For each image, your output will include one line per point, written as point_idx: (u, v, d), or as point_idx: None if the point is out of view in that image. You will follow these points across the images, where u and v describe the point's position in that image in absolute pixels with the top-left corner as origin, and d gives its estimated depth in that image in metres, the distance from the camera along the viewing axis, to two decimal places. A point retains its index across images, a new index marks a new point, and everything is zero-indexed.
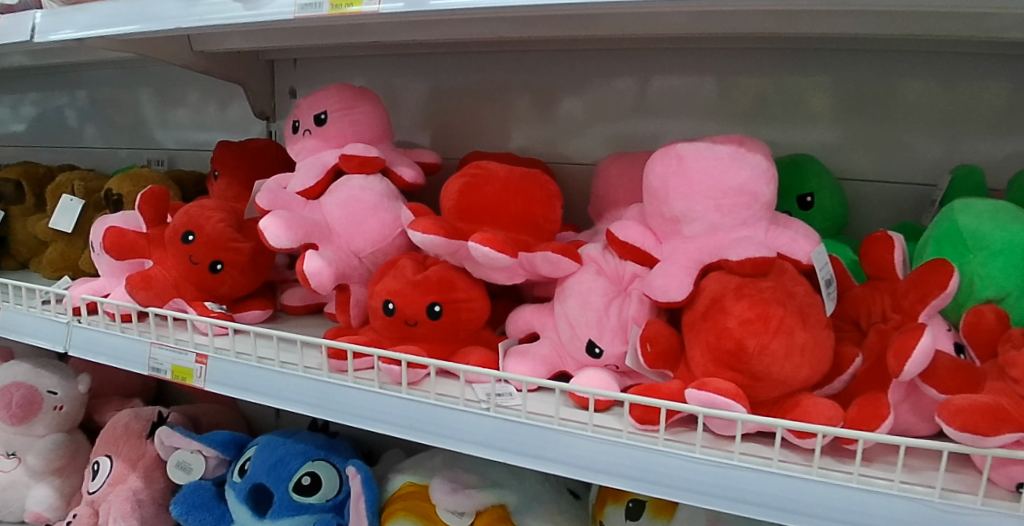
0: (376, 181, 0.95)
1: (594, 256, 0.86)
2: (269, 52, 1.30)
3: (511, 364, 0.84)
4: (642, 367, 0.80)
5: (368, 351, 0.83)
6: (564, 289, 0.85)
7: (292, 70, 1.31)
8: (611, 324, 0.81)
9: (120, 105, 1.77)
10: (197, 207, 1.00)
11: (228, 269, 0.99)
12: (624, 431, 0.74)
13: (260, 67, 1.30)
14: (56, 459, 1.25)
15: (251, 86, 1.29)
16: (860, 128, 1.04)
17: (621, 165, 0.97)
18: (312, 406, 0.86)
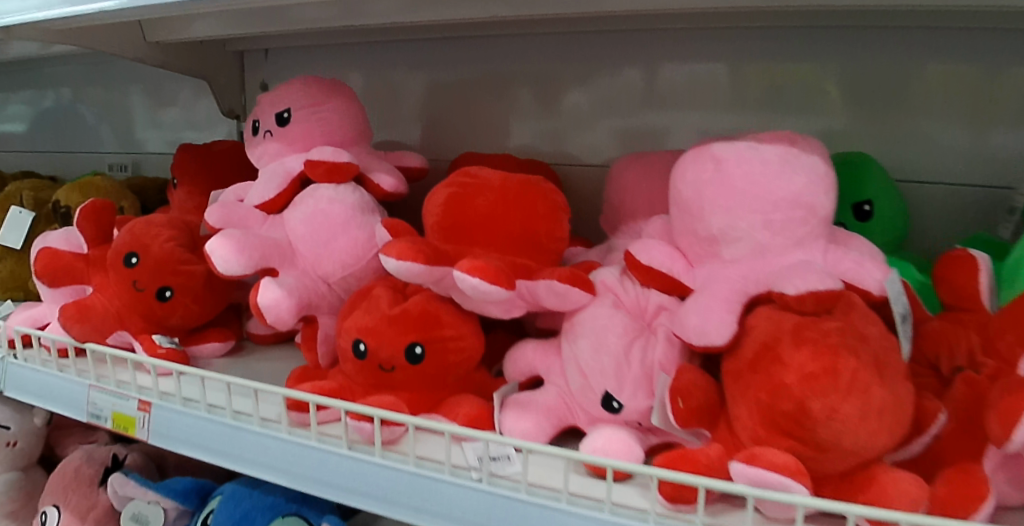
0: (348, 191, 0.79)
1: (611, 285, 0.70)
2: (237, 42, 1.15)
3: (509, 419, 0.68)
4: (671, 426, 0.64)
5: (333, 405, 0.68)
6: (573, 325, 0.69)
7: (264, 62, 1.16)
8: (633, 372, 0.65)
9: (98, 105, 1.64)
10: (143, 223, 0.83)
11: (180, 296, 0.82)
12: (651, 515, 0.58)
13: (227, 60, 1.15)
14: (9, 503, 1.02)
15: (218, 81, 1.14)
16: (878, 128, 0.87)
17: (639, 168, 0.80)
18: (270, 468, 0.71)
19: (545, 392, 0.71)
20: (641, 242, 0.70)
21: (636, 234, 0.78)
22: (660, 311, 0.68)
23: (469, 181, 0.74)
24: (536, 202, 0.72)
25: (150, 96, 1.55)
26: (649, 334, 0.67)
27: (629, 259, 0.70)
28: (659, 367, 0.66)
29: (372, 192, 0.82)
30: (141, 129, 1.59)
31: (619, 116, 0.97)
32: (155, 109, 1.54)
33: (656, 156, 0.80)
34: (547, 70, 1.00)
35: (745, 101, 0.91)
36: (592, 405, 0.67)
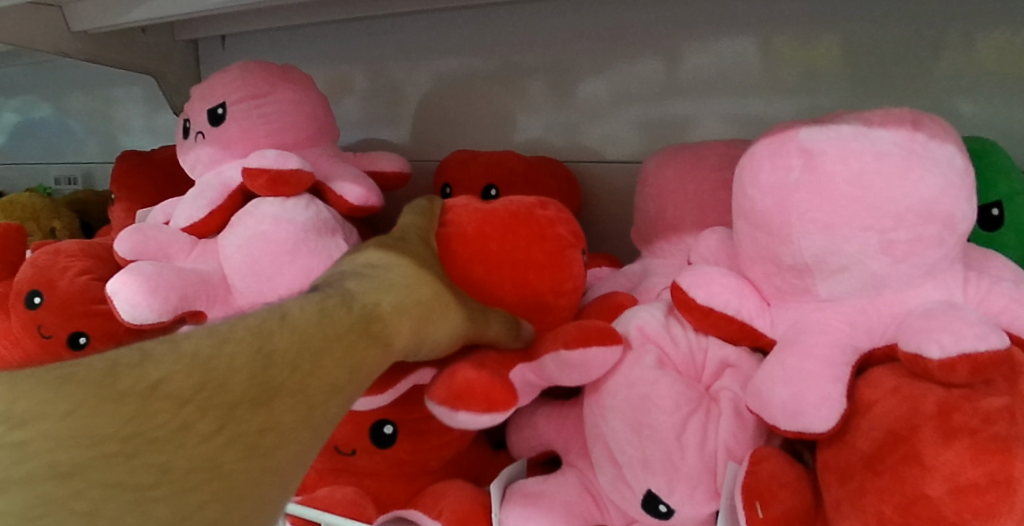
0: (298, 206, 0.60)
1: (652, 335, 0.49)
2: (188, 31, 0.97)
3: (510, 521, 0.49)
4: None
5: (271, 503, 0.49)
6: (599, 390, 0.49)
7: (220, 52, 0.99)
8: (689, 462, 0.45)
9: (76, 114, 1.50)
10: (52, 252, 0.66)
11: (97, 344, 0.63)
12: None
13: (180, 50, 0.98)
14: None
15: (174, 77, 0.97)
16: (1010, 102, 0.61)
17: (680, 164, 0.60)
18: None
19: (561, 478, 0.51)
20: (693, 270, 0.50)
21: (682, 255, 0.58)
22: (723, 369, 0.48)
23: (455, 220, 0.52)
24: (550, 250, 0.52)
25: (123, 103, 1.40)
26: (707, 406, 0.47)
27: (675, 294, 0.50)
28: (723, 454, 0.46)
29: (336, 207, 0.64)
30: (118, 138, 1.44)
31: (643, 104, 0.76)
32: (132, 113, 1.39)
33: (703, 150, 0.59)
34: (554, 50, 0.80)
35: (807, 77, 0.68)
36: (628, 504, 0.47)
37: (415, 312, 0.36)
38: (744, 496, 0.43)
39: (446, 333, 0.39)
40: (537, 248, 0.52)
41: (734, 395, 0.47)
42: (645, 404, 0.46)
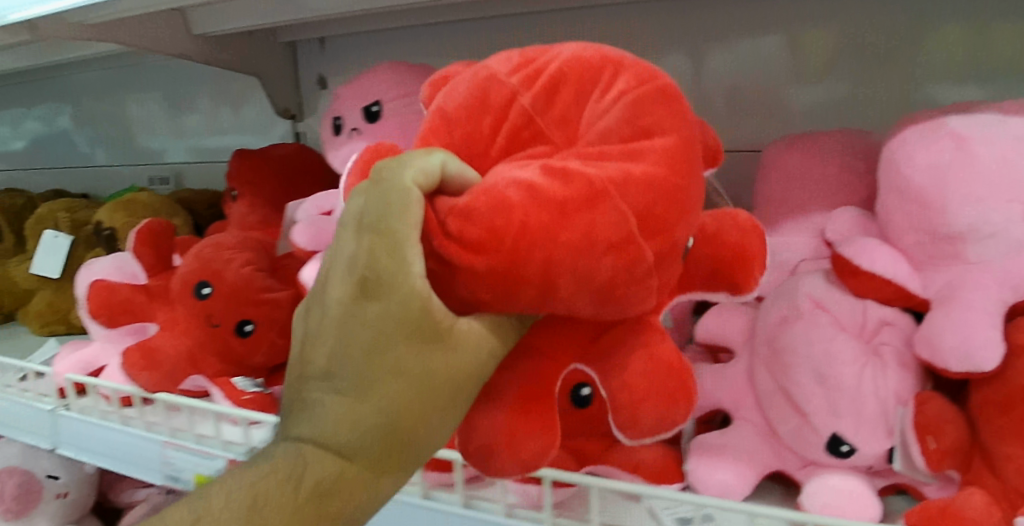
0: None
1: (820, 300, 0.57)
2: (288, 32, 0.99)
3: (701, 468, 0.55)
4: (916, 469, 0.53)
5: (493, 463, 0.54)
6: (776, 351, 0.56)
7: (320, 55, 1.01)
8: (868, 407, 0.53)
9: (109, 115, 1.49)
10: (213, 245, 0.69)
11: (263, 330, 0.67)
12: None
13: (279, 52, 1.00)
14: None
15: (270, 78, 1.00)
16: None
17: (805, 150, 0.66)
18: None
19: (738, 430, 0.57)
20: (852, 242, 0.57)
21: (808, 231, 0.65)
22: (881, 327, 0.56)
23: (494, 262, 0.38)
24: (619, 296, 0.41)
25: (163, 103, 1.40)
26: (874, 356, 0.55)
27: (836, 262, 0.57)
28: (893, 399, 0.53)
29: None
30: (153, 140, 1.44)
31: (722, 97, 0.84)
32: (169, 114, 1.39)
33: (822, 138, 0.66)
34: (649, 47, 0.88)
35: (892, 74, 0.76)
36: (811, 448, 0.54)
37: (383, 451, 0.36)
38: (918, 431, 0.51)
39: (433, 439, 0.38)
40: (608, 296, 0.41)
41: (895, 349, 0.55)
42: (829, 355, 0.54)
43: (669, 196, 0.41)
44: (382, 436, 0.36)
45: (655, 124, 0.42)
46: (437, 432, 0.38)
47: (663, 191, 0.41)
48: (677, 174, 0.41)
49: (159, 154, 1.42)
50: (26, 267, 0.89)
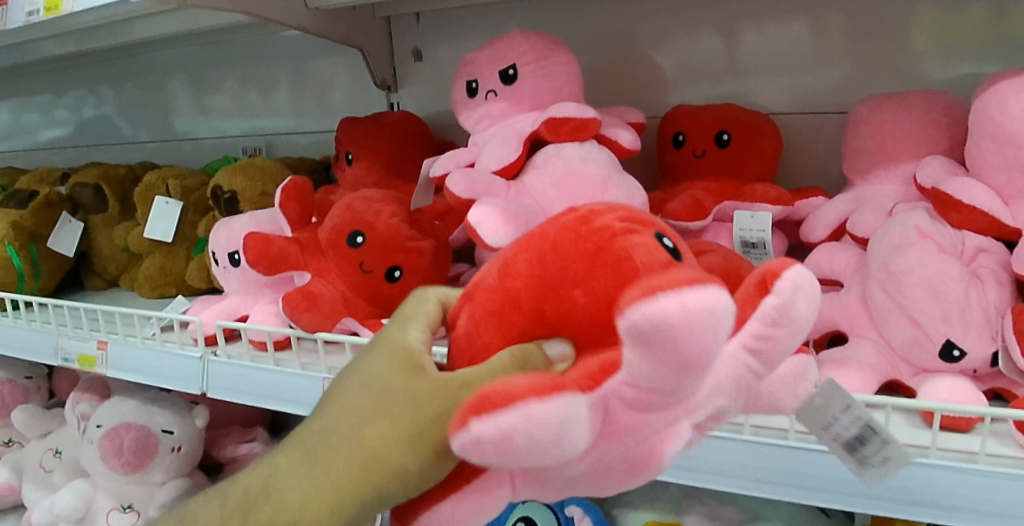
0: (594, 149, 0.74)
1: (926, 230, 0.68)
2: (382, 8, 1.05)
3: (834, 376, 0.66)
4: (1016, 369, 0.64)
5: None
6: (892, 275, 0.67)
7: (416, 28, 1.07)
8: (977, 318, 0.64)
9: (141, 94, 1.48)
10: (360, 199, 0.75)
11: (409, 277, 0.73)
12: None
13: (377, 26, 1.06)
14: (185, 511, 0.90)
15: (371, 50, 1.05)
16: None
17: (895, 109, 0.80)
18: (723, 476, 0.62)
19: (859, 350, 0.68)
20: (954, 180, 0.70)
21: (898, 179, 0.80)
22: (978, 253, 0.69)
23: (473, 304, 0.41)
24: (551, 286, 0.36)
25: (195, 84, 1.39)
26: (974, 276, 0.67)
27: (938, 198, 0.70)
28: (995, 311, 0.65)
29: (612, 151, 0.77)
30: (181, 120, 1.43)
31: (795, 73, 0.90)
32: (198, 95, 1.39)
33: (908, 98, 0.80)
34: None
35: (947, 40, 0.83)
36: (927, 356, 0.65)
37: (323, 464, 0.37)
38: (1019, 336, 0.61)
39: (378, 478, 0.36)
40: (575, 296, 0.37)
41: (992, 270, 0.67)
42: (937, 274, 0.65)
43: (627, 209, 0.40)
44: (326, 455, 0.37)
45: None
46: (387, 468, 0.36)
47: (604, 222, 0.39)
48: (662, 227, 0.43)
49: (191, 134, 1.42)
50: (138, 232, 0.94)
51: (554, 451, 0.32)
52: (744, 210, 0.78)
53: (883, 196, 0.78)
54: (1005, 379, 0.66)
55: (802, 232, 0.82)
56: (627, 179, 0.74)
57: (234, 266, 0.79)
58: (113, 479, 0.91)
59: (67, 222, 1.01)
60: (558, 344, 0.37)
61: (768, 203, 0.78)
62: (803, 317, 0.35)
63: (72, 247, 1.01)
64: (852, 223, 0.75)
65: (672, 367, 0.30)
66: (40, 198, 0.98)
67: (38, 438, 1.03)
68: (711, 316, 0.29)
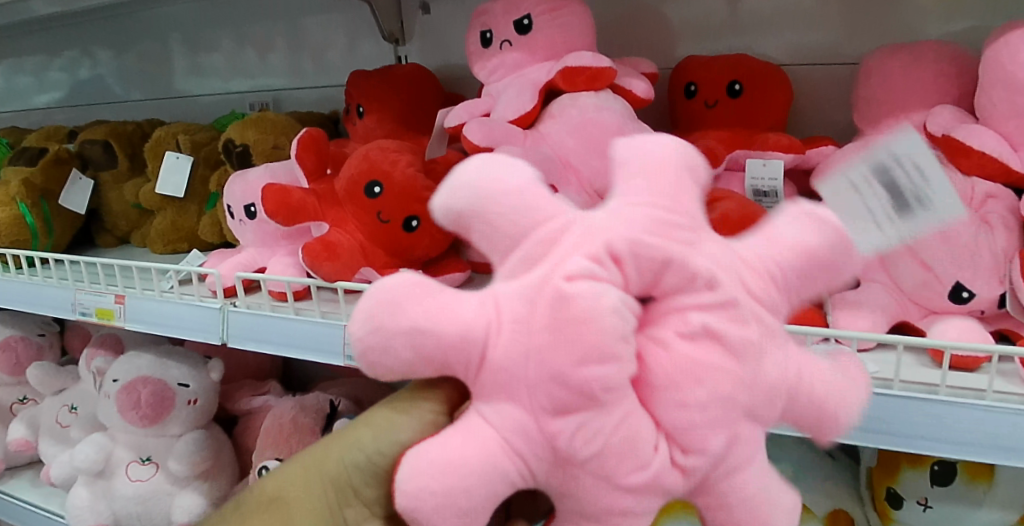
0: (610, 98, 0.74)
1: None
2: None
3: (845, 317, 0.69)
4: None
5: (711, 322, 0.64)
6: None
7: None
8: (985, 262, 0.68)
9: (134, 54, 1.46)
10: (377, 149, 0.75)
11: (427, 226, 0.74)
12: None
13: None
14: (204, 461, 0.91)
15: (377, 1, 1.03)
16: None
17: (906, 59, 0.80)
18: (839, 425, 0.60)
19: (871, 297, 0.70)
20: (964, 128, 0.72)
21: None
22: (987, 199, 0.71)
23: None
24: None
25: (191, 41, 1.36)
26: (983, 222, 0.69)
27: (949, 145, 0.72)
28: (1004, 256, 0.69)
29: (626, 100, 0.77)
30: (178, 80, 1.41)
31: (801, 27, 0.91)
32: (194, 55, 1.37)
33: (919, 48, 0.81)
34: None
35: None
36: (937, 297, 0.70)
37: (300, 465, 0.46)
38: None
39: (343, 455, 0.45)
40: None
41: (1000, 215, 0.69)
42: (943, 221, 0.68)
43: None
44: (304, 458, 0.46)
45: None
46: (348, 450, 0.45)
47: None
48: None
49: (188, 94, 1.40)
50: (149, 189, 0.95)
51: (459, 309, 0.43)
52: (755, 159, 0.79)
53: (893, 144, 0.80)
54: (1013, 321, 0.69)
55: (812, 181, 0.84)
56: (641, 127, 0.74)
57: (250, 219, 0.81)
58: (131, 432, 0.92)
59: (78, 179, 1.03)
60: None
61: (780, 150, 0.80)
62: (644, 169, 0.45)
63: (83, 204, 1.02)
64: (862, 172, 0.77)
65: (512, 204, 0.44)
66: (50, 155, 1.00)
67: (53, 394, 1.05)
68: (490, 165, 0.45)
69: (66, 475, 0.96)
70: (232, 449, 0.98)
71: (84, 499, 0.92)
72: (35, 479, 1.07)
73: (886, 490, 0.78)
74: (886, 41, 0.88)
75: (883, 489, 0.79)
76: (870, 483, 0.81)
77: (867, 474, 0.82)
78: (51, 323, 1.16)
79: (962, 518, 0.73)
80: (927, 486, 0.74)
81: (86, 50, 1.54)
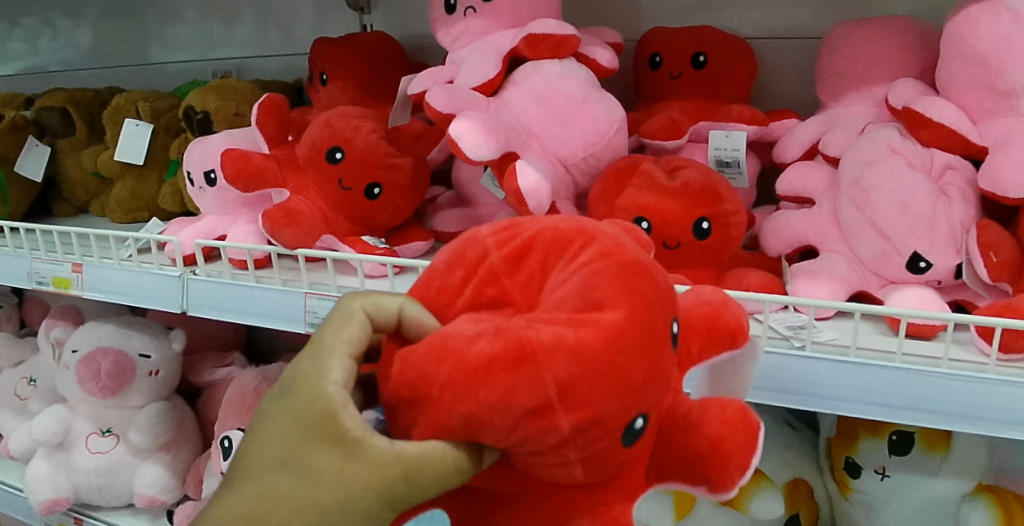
0: (574, 67, 0.74)
1: (896, 147, 0.72)
2: None
3: (804, 287, 0.70)
4: (978, 281, 0.68)
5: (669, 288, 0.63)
6: (863, 191, 0.71)
7: None
8: (943, 232, 0.68)
9: (96, 25, 1.42)
10: (340, 116, 0.74)
11: (389, 193, 0.74)
12: (993, 362, 0.58)
13: None
14: (165, 433, 0.91)
15: None
16: None
17: (869, 33, 0.81)
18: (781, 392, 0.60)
19: (828, 267, 0.71)
20: (923, 100, 0.73)
21: (869, 101, 0.82)
22: (946, 171, 0.72)
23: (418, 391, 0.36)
24: (548, 454, 0.37)
25: (156, 10, 1.33)
26: (942, 192, 0.70)
27: (909, 117, 0.73)
28: (960, 226, 0.69)
29: (591, 69, 0.78)
30: (142, 52, 1.38)
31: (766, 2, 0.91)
32: (159, 26, 1.34)
33: (881, 22, 0.81)
34: None
35: None
36: (895, 267, 0.70)
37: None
38: (981, 249, 0.66)
39: None
40: (625, 455, 0.40)
41: (958, 187, 0.70)
42: (902, 193, 0.68)
43: (662, 376, 0.39)
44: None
45: (606, 296, 0.37)
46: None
47: (658, 374, 0.38)
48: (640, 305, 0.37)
49: (152, 66, 1.37)
50: (107, 156, 0.94)
51: None
52: (718, 130, 0.81)
53: (854, 117, 0.81)
54: (969, 291, 0.70)
55: (776, 153, 0.85)
56: (605, 95, 0.74)
57: (210, 186, 0.80)
58: (90, 403, 0.91)
59: (34, 146, 1.01)
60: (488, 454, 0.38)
61: (743, 122, 0.81)
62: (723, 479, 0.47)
63: (41, 171, 1.01)
64: (823, 143, 0.78)
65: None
66: (6, 122, 0.98)
67: (12, 366, 1.03)
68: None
69: (25, 448, 0.95)
70: (195, 421, 0.97)
71: (44, 471, 0.91)
72: None
73: (846, 459, 0.79)
74: (850, 15, 0.88)
75: (842, 457, 0.79)
76: (829, 453, 0.82)
77: (827, 445, 0.83)
78: (10, 294, 1.14)
79: (917, 487, 0.74)
80: (885, 455, 0.75)
81: (46, 19, 1.50)
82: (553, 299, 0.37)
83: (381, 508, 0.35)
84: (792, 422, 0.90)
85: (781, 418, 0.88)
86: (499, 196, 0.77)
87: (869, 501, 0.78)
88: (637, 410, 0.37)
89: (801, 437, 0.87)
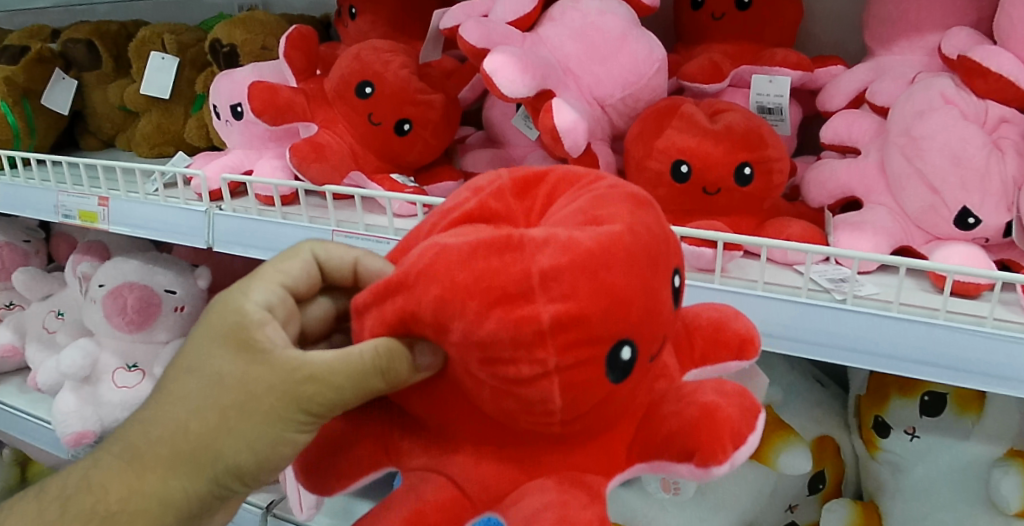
0: (614, 3, 0.71)
1: (950, 97, 0.67)
2: None
3: (847, 239, 0.67)
4: None
5: (707, 236, 0.60)
6: (914, 141, 0.67)
7: None
8: (995, 187, 0.64)
9: None
10: (369, 49, 0.72)
11: (419, 130, 0.72)
12: None
13: None
14: None
15: None
16: None
17: None
18: (821, 346, 0.57)
19: (874, 225, 0.68)
20: (982, 48, 0.68)
21: (920, 50, 0.78)
22: (1001, 124, 0.67)
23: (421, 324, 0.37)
24: (520, 390, 0.36)
25: None
26: (996, 146, 0.66)
27: (964, 66, 0.69)
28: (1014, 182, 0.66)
29: (630, 6, 0.74)
30: None
31: None
32: None
33: None
34: None
35: None
36: (942, 222, 0.67)
37: (178, 468, 0.36)
38: None
39: (226, 458, 0.36)
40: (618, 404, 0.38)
41: (1013, 141, 0.66)
42: (957, 145, 0.65)
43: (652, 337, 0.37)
44: (181, 450, 0.36)
45: (606, 214, 0.36)
46: (232, 451, 0.36)
47: (652, 328, 0.36)
48: (643, 257, 0.36)
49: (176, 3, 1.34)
50: (133, 90, 0.94)
51: None
52: (762, 74, 0.77)
53: (904, 65, 0.77)
54: (1016, 250, 0.67)
55: (820, 101, 0.82)
56: (645, 33, 0.71)
57: (236, 120, 0.79)
58: (118, 338, 0.92)
59: (61, 79, 1.01)
60: (429, 354, 0.38)
61: (788, 67, 0.77)
62: None
63: (67, 105, 1.01)
64: (871, 93, 0.75)
65: None
66: (32, 54, 0.98)
67: (40, 299, 1.05)
68: None
69: (52, 381, 0.95)
70: None
71: (71, 404, 0.90)
72: (21, 385, 1.08)
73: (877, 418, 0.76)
74: None
75: (875, 416, 0.76)
76: (858, 412, 0.80)
77: (856, 403, 0.81)
78: (36, 229, 1.15)
79: (948, 450, 0.72)
80: (916, 416, 0.73)
81: None
82: (560, 217, 0.37)
83: (289, 408, 0.36)
84: (822, 379, 0.88)
85: (811, 374, 0.86)
86: (531, 137, 0.75)
87: (897, 461, 0.76)
88: (624, 344, 0.36)
89: (830, 395, 0.86)
